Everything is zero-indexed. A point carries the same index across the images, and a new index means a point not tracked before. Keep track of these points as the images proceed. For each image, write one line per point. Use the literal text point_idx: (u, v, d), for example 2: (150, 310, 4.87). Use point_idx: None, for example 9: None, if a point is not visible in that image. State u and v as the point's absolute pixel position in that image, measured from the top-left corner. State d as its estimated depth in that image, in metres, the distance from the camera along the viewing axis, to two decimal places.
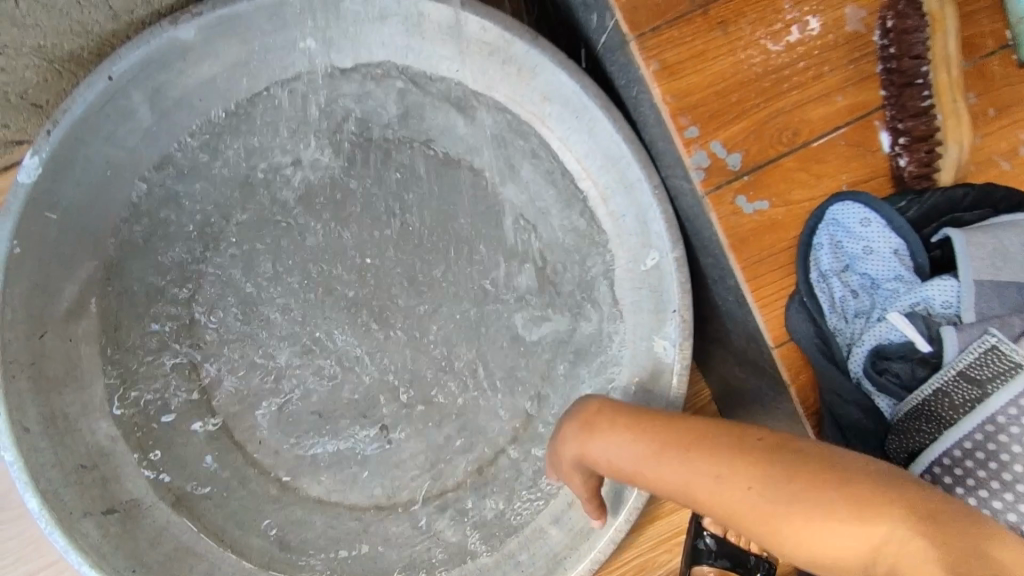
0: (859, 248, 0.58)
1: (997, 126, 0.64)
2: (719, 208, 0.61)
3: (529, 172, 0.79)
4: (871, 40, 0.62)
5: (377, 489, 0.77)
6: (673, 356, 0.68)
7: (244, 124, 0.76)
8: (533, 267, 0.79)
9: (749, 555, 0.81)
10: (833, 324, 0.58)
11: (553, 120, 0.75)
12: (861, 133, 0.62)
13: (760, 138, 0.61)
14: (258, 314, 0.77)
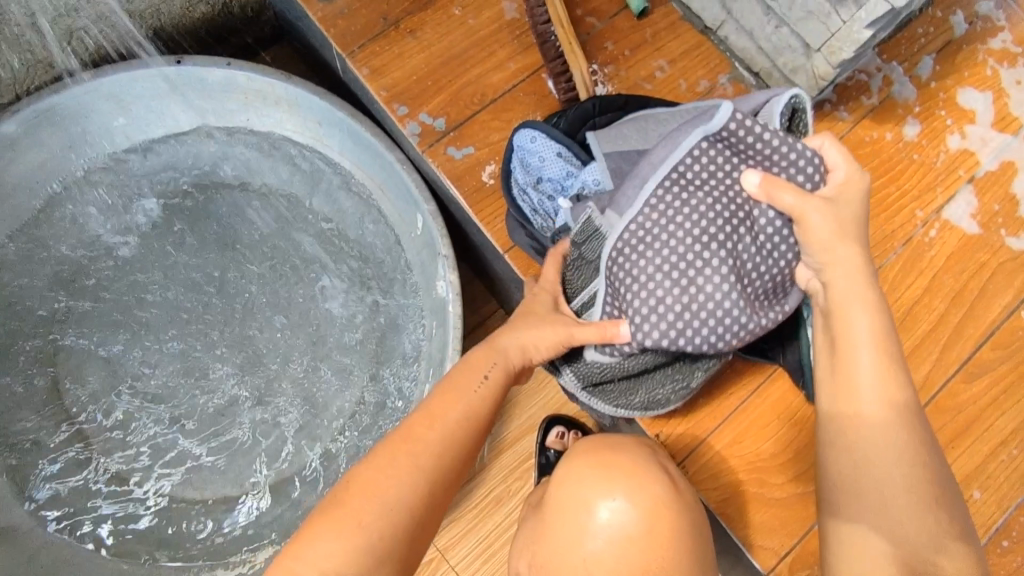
0: (539, 161, 0.73)
1: (635, 62, 0.85)
2: (436, 159, 0.79)
3: (321, 181, 0.94)
4: (523, 19, 0.83)
5: (241, 479, 0.86)
6: (447, 289, 0.83)
7: (75, 196, 0.92)
8: (344, 256, 0.94)
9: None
10: (536, 225, 0.74)
11: (328, 136, 0.90)
12: (535, 84, 0.82)
13: (457, 104, 0.80)
14: (112, 353, 0.90)
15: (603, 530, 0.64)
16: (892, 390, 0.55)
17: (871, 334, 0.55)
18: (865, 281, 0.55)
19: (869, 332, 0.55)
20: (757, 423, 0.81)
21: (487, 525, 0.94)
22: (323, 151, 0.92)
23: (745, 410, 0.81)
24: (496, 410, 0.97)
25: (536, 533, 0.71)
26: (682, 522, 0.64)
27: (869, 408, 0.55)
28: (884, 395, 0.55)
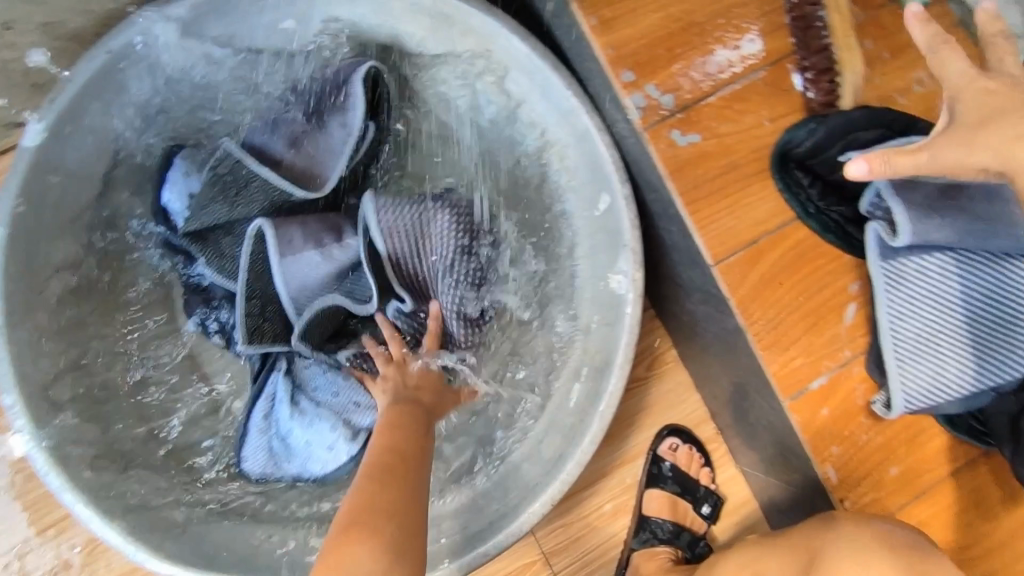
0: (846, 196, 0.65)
1: (892, 70, 0.73)
2: (657, 142, 0.69)
3: (491, 133, 0.85)
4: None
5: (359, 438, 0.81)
6: (626, 287, 0.74)
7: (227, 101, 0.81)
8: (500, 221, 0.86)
9: (699, 485, 0.87)
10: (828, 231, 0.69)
11: (511, 85, 0.79)
12: (777, 75, 0.70)
13: (691, 82, 0.69)
14: None
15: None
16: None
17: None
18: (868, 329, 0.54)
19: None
20: (969, 502, 0.69)
21: (598, 537, 0.86)
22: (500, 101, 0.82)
23: (953, 485, 0.69)
24: (625, 415, 0.89)
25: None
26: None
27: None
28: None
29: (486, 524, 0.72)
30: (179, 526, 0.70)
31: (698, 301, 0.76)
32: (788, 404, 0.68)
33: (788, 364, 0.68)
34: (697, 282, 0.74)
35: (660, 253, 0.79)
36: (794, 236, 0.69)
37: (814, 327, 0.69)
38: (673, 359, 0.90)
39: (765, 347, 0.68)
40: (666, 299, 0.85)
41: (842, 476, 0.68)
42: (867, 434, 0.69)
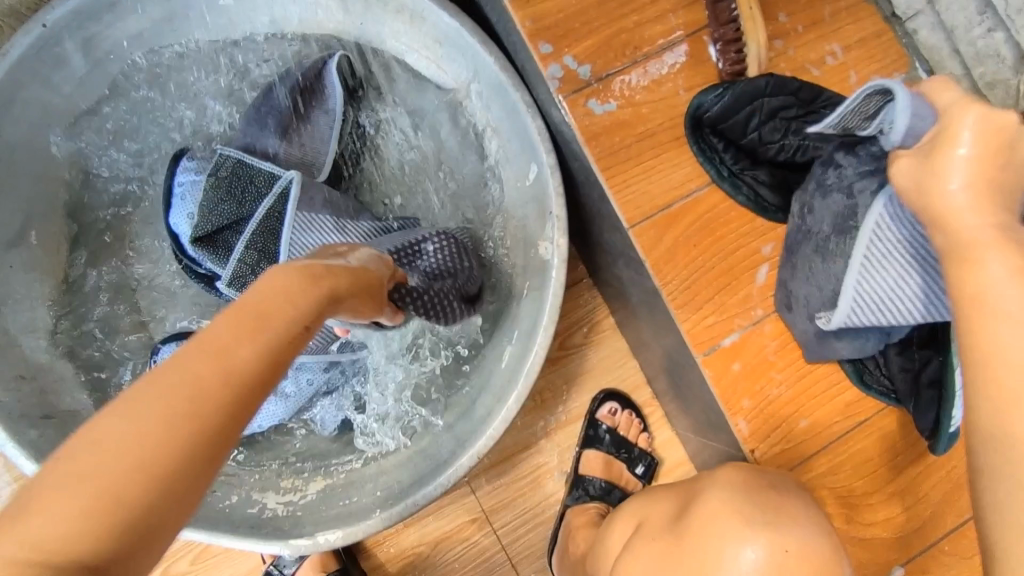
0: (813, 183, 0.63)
1: (806, 41, 0.75)
2: (574, 110, 0.72)
3: (429, 108, 0.88)
4: None
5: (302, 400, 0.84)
6: (552, 252, 0.77)
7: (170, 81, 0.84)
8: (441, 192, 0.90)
9: (635, 445, 0.90)
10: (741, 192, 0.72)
11: (445, 60, 0.81)
12: (691, 47, 0.73)
13: (607, 53, 0.72)
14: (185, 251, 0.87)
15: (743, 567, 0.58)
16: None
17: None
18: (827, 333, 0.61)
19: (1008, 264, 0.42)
20: (877, 449, 0.72)
21: (537, 496, 0.90)
22: (436, 77, 0.85)
23: (862, 434, 0.72)
24: (564, 379, 0.92)
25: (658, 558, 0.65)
26: (839, 561, 0.59)
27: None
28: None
29: (416, 477, 0.75)
30: None
31: (623, 266, 0.80)
32: (701, 359, 0.71)
33: (701, 322, 0.71)
34: (619, 246, 0.77)
35: (589, 220, 0.83)
36: (708, 200, 0.73)
37: (727, 287, 0.72)
38: (611, 326, 0.93)
39: (678, 304, 0.72)
40: (600, 267, 0.89)
41: (754, 427, 0.71)
42: (779, 388, 0.72)
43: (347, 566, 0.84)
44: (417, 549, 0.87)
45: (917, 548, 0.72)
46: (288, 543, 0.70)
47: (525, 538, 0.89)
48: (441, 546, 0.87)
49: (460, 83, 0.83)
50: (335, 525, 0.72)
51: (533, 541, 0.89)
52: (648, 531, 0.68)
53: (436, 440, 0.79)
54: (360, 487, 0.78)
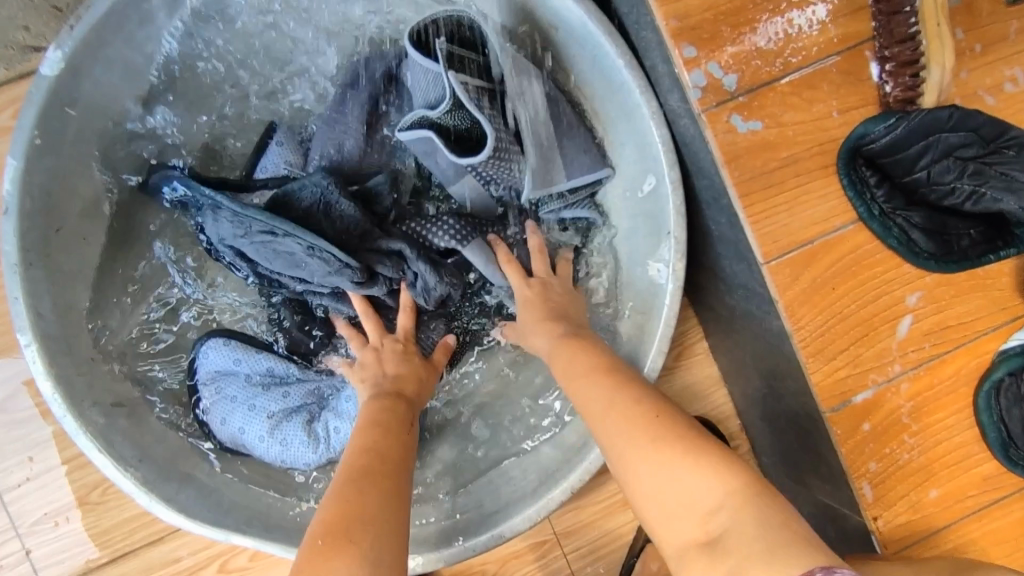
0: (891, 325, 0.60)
1: (982, 64, 0.66)
2: (715, 126, 0.64)
3: None
4: None
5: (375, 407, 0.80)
6: (666, 276, 0.71)
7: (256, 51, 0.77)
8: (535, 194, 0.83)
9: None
10: (891, 236, 0.64)
11: (561, 52, 0.74)
12: (851, 61, 0.65)
13: (756, 61, 0.64)
14: None
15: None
16: (799, 547, 0.43)
17: (692, 518, 0.49)
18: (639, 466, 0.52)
19: (651, 451, 0.52)
20: (1013, 532, 0.65)
21: (608, 525, 0.85)
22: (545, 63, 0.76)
23: (1000, 511, 0.65)
24: None
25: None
26: None
27: (693, 495, 0.49)
28: (688, 493, 0.50)
29: (499, 504, 0.71)
30: (191, 479, 0.70)
31: (738, 297, 0.73)
32: (828, 415, 0.64)
33: (834, 375, 0.64)
34: (741, 278, 0.70)
35: (702, 242, 0.76)
36: (854, 239, 0.65)
37: (864, 337, 0.65)
38: (703, 351, 0.88)
39: (812, 355, 0.64)
40: (704, 290, 0.82)
41: (879, 494, 0.64)
42: (909, 453, 0.65)
43: None
44: (481, 568, 0.83)
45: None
46: None
47: (592, 567, 0.85)
48: (507, 567, 0.84)
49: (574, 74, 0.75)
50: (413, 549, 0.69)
51: (601, 571, 0.85)
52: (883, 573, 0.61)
53: (516, 460, 0.75)
54: (436, 506, 0.74)
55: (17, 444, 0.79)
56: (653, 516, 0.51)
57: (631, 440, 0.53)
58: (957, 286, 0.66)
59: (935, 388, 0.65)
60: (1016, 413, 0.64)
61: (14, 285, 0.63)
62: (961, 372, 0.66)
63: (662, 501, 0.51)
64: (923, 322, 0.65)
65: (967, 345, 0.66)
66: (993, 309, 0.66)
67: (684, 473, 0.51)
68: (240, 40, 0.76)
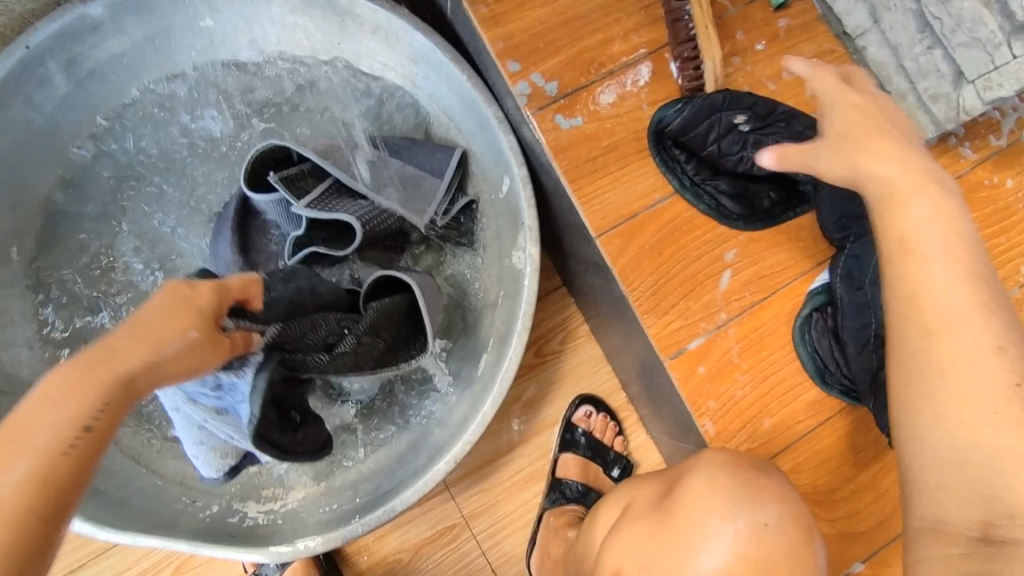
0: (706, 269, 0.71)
1: (763, 57, 0.79)
2: (543, 125, 0.75)
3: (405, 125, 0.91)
4: None
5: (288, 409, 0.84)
6: (526, 261, 0.80)
7: (151, 102, 0.87)
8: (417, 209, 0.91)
9: (611, 449, 0.93)
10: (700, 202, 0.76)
11: (422, 79, 0.84)
12: (653, 64, 0.77)
13: (572, 69, 0.76)
14: (159, 270, 0.86)
15: (718, 553, 0.60)
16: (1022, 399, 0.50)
17: (959, 285, 0.52)
18: (925, 197, 0.54)
19: (922, 190, 0.54)
20: (840, 448, 0.75)
21: (513, 503, 0.92)
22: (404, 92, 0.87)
23: (827, 431, 0.75)
24: (541, 385, 0.95)
25: (641, 545, 0.65)
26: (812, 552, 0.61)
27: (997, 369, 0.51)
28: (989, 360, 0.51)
29: (395, 484, 0.77)
30: (102, 491, 0.74)
31: (592, 274, 0.82)
32: (668, 363, 0.74)
33: (667, 327, 0.74)
34: (588, 255, 0.80)
35: (560, 230, 0.86)
36: (672, 210, 0.76)
37: (691, 293, 0.75)
38: (585, 334, 0.97)
39: (644, 309, 0.74)
40: (574, 276, 0.91)
41: (721, 428, 0.73)
42: (743, 389, 0.74)
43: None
44: (398, 556, 0.89)
45: (876, 545, 0.76)
46: (267, 551, 0.72)
47: (502, 545, 0.91)
48: (421, 553, 0.89)
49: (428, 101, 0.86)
50: (314, 532, 0.74)
51: (511, 547, 0.91)
52: (635, 513, 0.69)
53: (413, 449, 0.81)
54: (340, 494, 0.80)
55: None
56: (958, 429, 0.51)
57: (881, 163, 0.55)
58: (766, 241, 0.77)
59: (759, 331, 0.76)
60: (825, 343, 0.75)
61: None
62: (780, 315, 0.76)
63: (964, 324, 0.51)
64: (742, 274, 0.76)
65: (783, 290, 0.77)
66: (801, 258, 0.77)
67: (943, 271, 0.53)
68: (133, 93, 0.86)
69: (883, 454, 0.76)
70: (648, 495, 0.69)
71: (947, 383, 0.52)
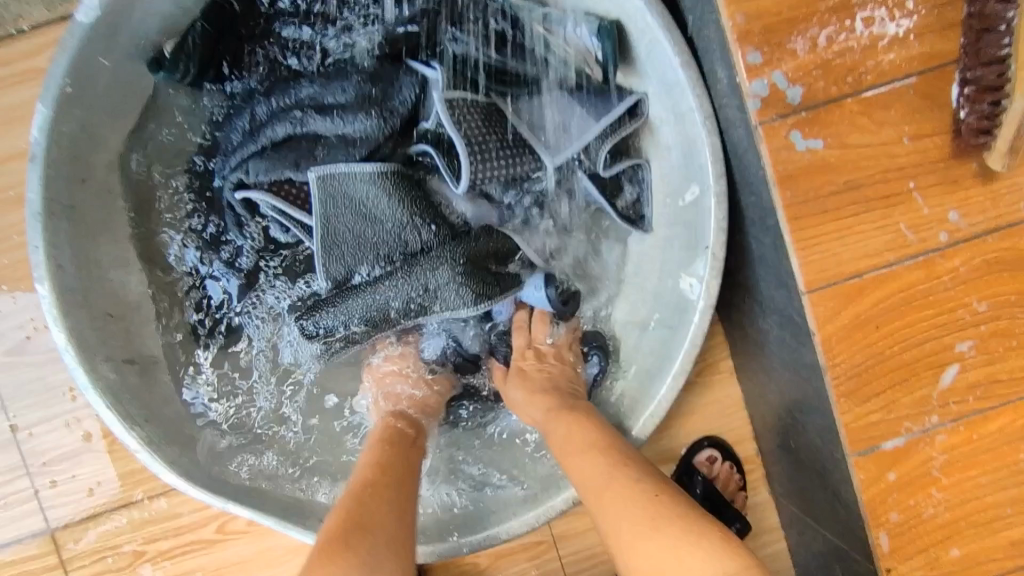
0: (368, 205, 0.68)
1: None
2: (771, 141, 0.59)
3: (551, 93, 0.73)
4: None
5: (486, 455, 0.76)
6: (697, 294, 0.66)
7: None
8: (610, 163, 0.72)
9: (729, 505, 0.82)
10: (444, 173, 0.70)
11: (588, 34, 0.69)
12: (930, 85, 0.59)
13: (826, 74, 0.59)
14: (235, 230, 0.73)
15: None
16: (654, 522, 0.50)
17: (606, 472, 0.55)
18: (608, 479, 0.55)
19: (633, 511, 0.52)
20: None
21: None
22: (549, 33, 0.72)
23: None
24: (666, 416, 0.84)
25: None
26: None
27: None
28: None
29: (497, 504, 0.70)
30: (193, 441, 0.70)
31: (772, 320, 0.69)
32: (853, 458, 0.61)
33: (864, 417, 0.61)
34: (777, 302, 0.66)
35: (742, 259, 0.71)
36: (909, 276, 0.60)
37: (904, 383, 0.61)
38: (727, 369, 0.84)
39: (842, 393, 0.61)
40: (737, 308, 0.77)
41: (895, 546, 0.61)
42: (935, 508, 0.61)
43: None
44: (475, 560, 0.83)
45: None
46: None
47: (587, 572, 0.84)
48: (500, 562, 0.83)
49: (583, 34, 0.70)
50: None
51: None
52: None
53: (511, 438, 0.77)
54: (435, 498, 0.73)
55: (35, 384, 0.80)
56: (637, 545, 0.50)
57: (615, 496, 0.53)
58: (1015, 339, 0.61)
59: (975, 445, 0.61)
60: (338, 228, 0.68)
61: (37, 235, 0.62)
62: (1005, 430, 0.61)
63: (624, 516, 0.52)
64: (971, 374, 0.61)
65: (1014, 403, 0.61)
66: None
67: (659, 540, 0.49)
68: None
69: None
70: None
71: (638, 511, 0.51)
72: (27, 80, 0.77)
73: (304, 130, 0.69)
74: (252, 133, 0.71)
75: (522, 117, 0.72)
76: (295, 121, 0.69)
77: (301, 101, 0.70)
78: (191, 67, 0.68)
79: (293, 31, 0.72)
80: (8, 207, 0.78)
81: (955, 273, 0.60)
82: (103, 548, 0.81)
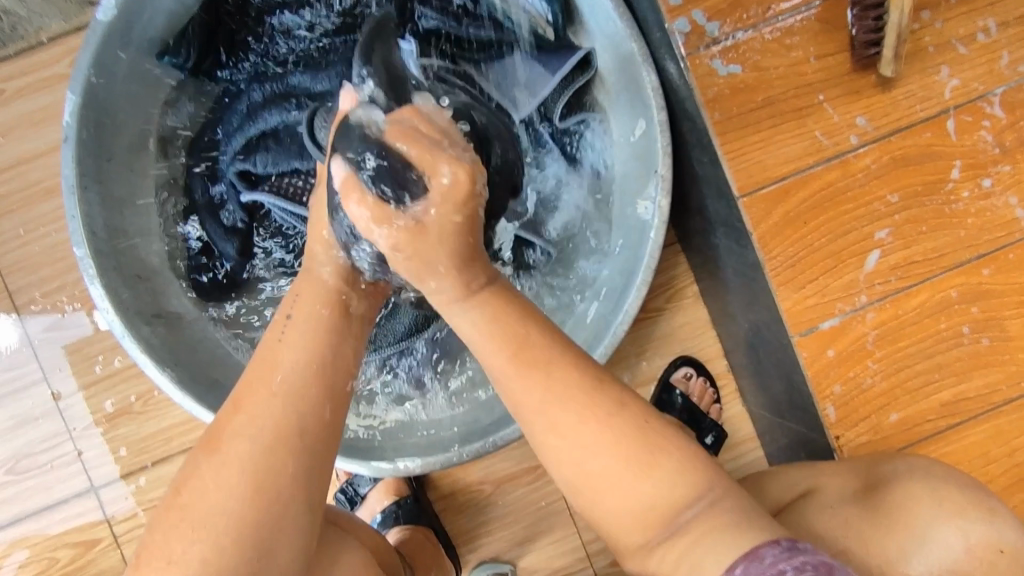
0: None
1: (958, 13, 0.70)
2: (697, 70, 0.69)
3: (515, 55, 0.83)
4: None
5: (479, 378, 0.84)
6: (653, 213, 0.75)
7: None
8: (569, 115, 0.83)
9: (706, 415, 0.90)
10: None
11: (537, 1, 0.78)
12: (828, 11, 0.69)
13: (738, 7, 0.68)
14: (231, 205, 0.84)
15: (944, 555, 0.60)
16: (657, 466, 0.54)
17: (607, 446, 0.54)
18: (590, 434, 0.54)
19: (628, 458, 0.54)
20: (969, 453, 0.70)
21: None
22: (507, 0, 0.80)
23: (954, 436, 0.70)
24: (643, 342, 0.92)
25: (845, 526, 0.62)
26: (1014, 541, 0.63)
27: (655, 501, 0.53)
28: (658, 498, 0.53)
29: (492, 419, 0.78)
30: (219, 384, 0.78)
31: (721, 235, 0.78)
32: (796, 339, 0.70)
33: (802, 302, 0.70)
34: (722, 215, 0.76)
35: (691, 185, 0.81)
36: (827, 176, 0.70)
37: (833, 269, 0.70)
38: (693, 295, 0.93)
39: (780, 281, 0.70)
40: (693, 235, 0.86)
41: (841, 414, 0.70)
42: (873, 378, 0.70)
43: (416, 495, 0.90)
44: (481, 486, 0.91)
45: None
46: (371, 466, 0.75)
47: None
48: (503, 487, 0.91)
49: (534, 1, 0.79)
50: (414, 455, 0.76)
51: None
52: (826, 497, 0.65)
53: (416, 390, 0.86)
54: (436, 421, 0.82)
55: (73, 356, 0.89)
56: (610, 499, 0.55)
57: (598, 439, 0.54)
58: (925, 225, 0.70)
59: (901, 320, 0.70)
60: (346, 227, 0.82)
61: (73, 206, 0.72)
62: (926, 304, 0.70)
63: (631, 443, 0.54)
64: (891, 256, 0.70)
65: (932, 279, 0.70)
66: (964, 245, 0.70)
67: (630, 466, 0.54)
68: None
69: (1016, 468, 0.70)
70: (836, 485, 0.65)
71: (637, 456, 0.54)
72: (50, 86, 0.87)
73: (297, 116, 0.80)
74: (249, 116, 0.81)
75: (494, 79, 0.83)
76: (291, 107, 0.79)
77: (293, 88, 0.80)
78: (192, 52, 0.79)
79: (283, 20, 0.82)
80: (39, 198, 0.88)
81: (867, 170, 0.70)
82: (141, 501, 0.89)
